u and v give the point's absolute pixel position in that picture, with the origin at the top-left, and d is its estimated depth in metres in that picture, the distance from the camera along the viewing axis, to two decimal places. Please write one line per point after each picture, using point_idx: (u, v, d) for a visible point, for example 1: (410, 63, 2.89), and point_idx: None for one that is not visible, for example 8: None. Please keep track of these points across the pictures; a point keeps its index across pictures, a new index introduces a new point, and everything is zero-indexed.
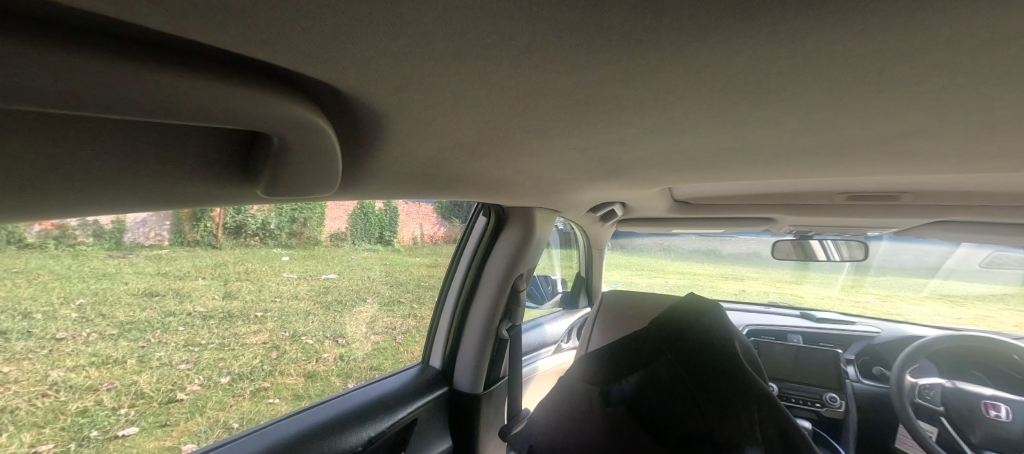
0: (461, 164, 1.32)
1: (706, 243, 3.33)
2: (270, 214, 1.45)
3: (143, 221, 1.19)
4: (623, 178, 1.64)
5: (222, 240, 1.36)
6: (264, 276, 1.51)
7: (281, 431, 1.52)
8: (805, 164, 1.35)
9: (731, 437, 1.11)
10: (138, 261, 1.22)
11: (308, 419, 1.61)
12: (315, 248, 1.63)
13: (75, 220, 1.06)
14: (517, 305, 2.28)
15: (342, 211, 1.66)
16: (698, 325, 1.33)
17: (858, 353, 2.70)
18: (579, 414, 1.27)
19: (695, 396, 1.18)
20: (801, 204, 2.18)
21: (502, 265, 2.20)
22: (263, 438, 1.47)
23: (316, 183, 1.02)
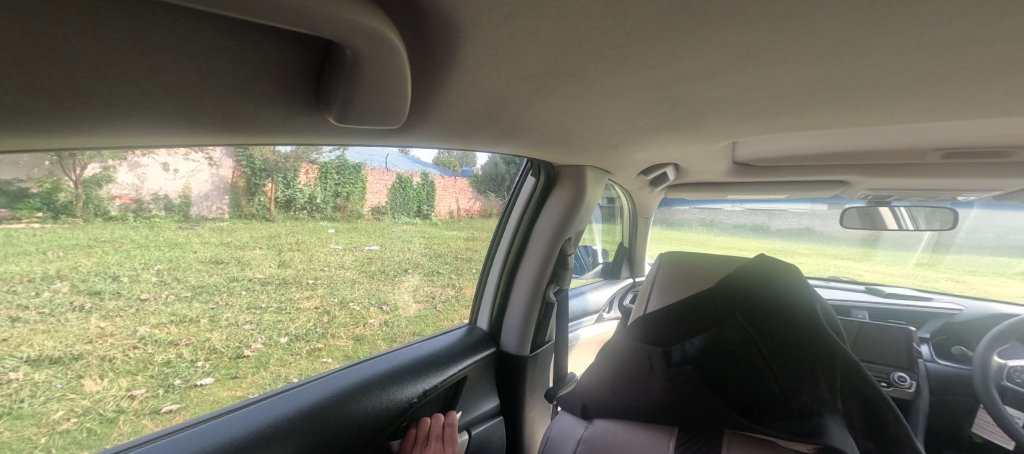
0: (523, 106, 1.30)
1: (752, 217, 3.19)
2: (316, 188, 1.54)
3: (206, 195, 1.31)
4: (676, 128, 1.58)
5: (275, 213, 1.47)
6: (313, 247, 1.59)
7: (325, 382, 1.63)
8: (883, 105, 1.25)
9: (808, 404, 1.11)
10: (204, 232, 1.34)
11: (350, 372, 1.71)
12: (358, 221, 1.71)
13: (149, 192, 1.20)
14: (563, 267, 2.30)
15: (382, 186, 1.76)
16: (764, 291, 1.30)
17: (933, 331, 2.50)
18: (641, 376, 1.33)
19: (770, 360, 1.19)
20: (876, 164, 2.01)
21: (549, 227, 2.22)
22: (311, 387, 1.58)
23: (381, 112, 1.05)
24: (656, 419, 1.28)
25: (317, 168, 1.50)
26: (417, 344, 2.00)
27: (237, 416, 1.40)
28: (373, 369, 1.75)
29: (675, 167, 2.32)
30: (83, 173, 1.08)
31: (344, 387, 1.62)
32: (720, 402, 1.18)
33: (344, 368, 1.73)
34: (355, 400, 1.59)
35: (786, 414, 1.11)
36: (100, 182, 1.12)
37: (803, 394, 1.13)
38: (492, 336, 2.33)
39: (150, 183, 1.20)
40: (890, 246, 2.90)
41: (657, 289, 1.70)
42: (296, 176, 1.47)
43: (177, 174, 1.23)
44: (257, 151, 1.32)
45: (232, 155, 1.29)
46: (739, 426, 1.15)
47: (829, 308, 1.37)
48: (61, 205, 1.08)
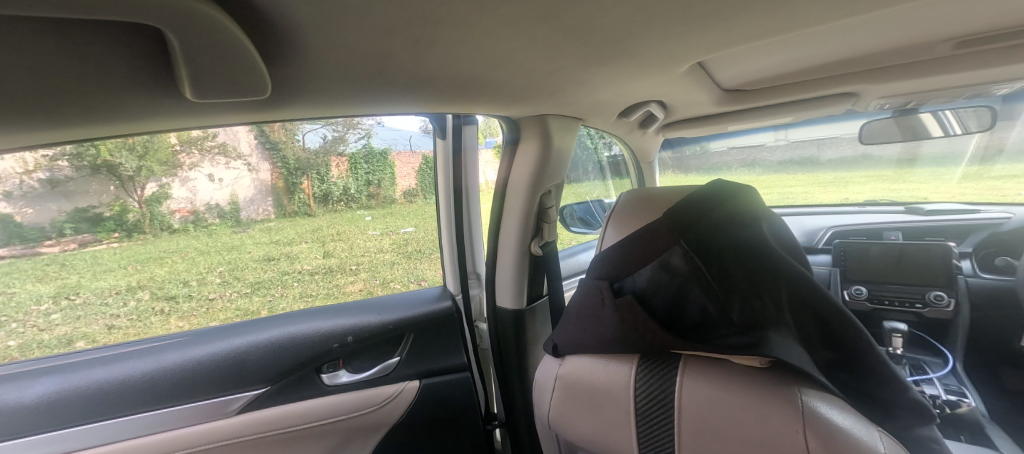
0: (405, 73, 1.02)
1: (798, 149, 2.46)
2: (348, 179, 1.52)
3: (252, 198, 1.40)
4: (613, 58, 1.13)
5: (316, 208, 1.49)
6: (352, 235, 1.58)
7: (259, 331, 1.48)
8: (836, 16, 0.97)
9: (751, 317, 0.86)
10: (255, 234, 1.43)
11: (286, 321, 1.55)
12: (392, 206, 1.62)
13: (200, 202, 1.33)
14: (545, 222, 1.67)
15: (409, 168, 1.62)
16: (712, 209, 1.02)
17: (977, 245, 2.22)
18: (594, 314, 1.09)
19: (718, 276, 0.94)
20: (878, 84, 1.67)
21: (528, 178, 1.60)
22: (230, 335, 1.46)
23: (237, 93, 0.81)
24: (612, 348, 1.02)
25: (347, 160, 1.49)
26: (392, 304, 1.70)
27: (142, 344, 1.39)
28: (322, 324, 1.55)
29: (661, 104, 1.80)
30: (143, 192, 1.24)
31: (266, 344, 1.45)
32: (660, 325, 0.93)
33: (281, 316, 1.59)
34: (263, 356, 1.42)
35: (729, 331, 0.87)
36: (159, 198, 1.27)
37: (751, 305, 0.89)
38: (467, 308, 1.81)
39: (201, 194, 1.33)
40: (929, 163, 2.30)
41: (611, 223, 1.26)
42: (328, 170, 1.49)
43: (222, 183, 1.35)
44: (270, 127, 1.27)
45: (267, 157, 1.37)
46: (683, 350, 0.91)
47: (791, 230, 1.09)
48: (132, 223, 1.25)
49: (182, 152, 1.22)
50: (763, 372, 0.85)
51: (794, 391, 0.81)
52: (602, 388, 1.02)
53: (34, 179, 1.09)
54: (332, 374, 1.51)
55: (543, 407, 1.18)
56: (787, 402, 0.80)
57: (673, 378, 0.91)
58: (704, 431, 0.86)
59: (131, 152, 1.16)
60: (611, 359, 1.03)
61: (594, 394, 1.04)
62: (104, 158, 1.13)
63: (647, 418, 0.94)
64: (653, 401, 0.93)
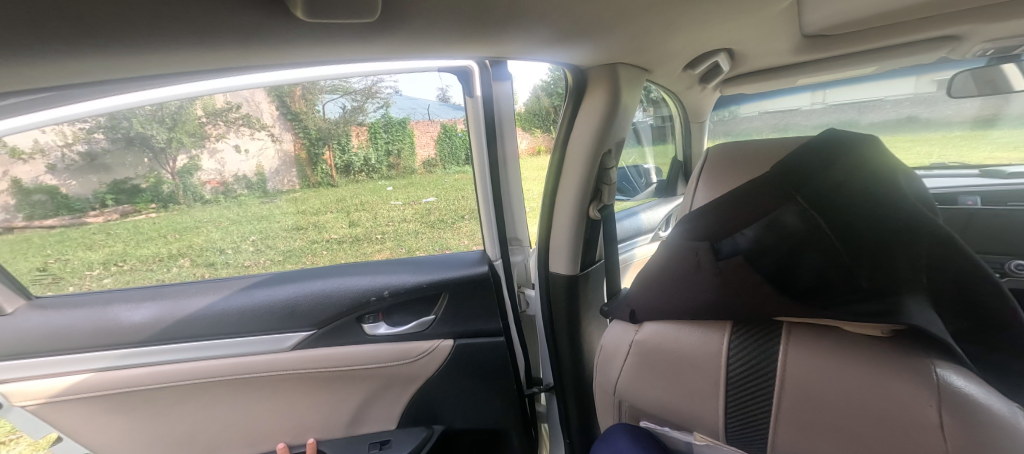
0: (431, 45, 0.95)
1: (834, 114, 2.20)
2: (368, 149, 1.50)
3: (276, 170, 1.45)
4: (656, 21, 1.01)
5: (338, 179, 1.51)
6: (375, 205, 1.60)
7: (299, 282, 1.49)
8: None
9: (885, 284, 0.71)
10: (283, 204, 1.51)
11: (337, 273, 1.55)
12: (412, 176, 1.56)
13: (227, 174, 1.42)
14: (605, 183, 1.34)
15: (428, 137, 1.51)
16: (839, 163, 0.82)
17: None
18: (675, 278, 0.91)
19: (839, 232, 0.77)
20: (982, 24, 1.41)
21: (590, 131, 1.28)
22: (266, 283, 1.48)
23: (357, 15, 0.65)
24: (698, 313, 0.87)
25: (366, 130, 1.47)
26: (433, 267, 1.58)
27: (204, 281, 1.49)
28: (369, 277, 1.52)
29: (729, 54, 1.57)
30: (175, 164, 1.37)
31: (312, 294, 1.45)
32: (775, 288, 0.76)
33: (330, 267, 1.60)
34: (309, 305, 1.44)
35: (854, 295, 0.70)
36: (190, 170, 1.39)
37: (883, 270, 0.73)
38: (508, 275, 1.58)
39: (229, 165, 1.42)
40: (1013, 122, 2.04)
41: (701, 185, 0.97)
42: (348, 140, 1.47)
43: (248, 154, 1.42)
44: (288, 92, 1.26)
45: (289, 128, 1.39)
46: (795, 317, 0.75)
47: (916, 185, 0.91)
48: (167, 194, 1.40)
49: (207, 124, 1.31)
50: (884, 343, 0.68)
51: (925, 364, 0.64)
52: (679, 353, 0.90)
53: (75, 152, 1.24)
54: (373, 324, 1.48)
55: (610, 375, 1.06)
56: (918, 375, 0.64)
57: (776, 347, 0.77)
58: (809, 405, 0.72)
59: (161, 124, 1.26)
60: (688, 323, 0.90)
61: (675, 362, 0.91)
62: (137, 132, 1.26)
63: (740, 389, 0.80)
64: (749, 370, 0.79)
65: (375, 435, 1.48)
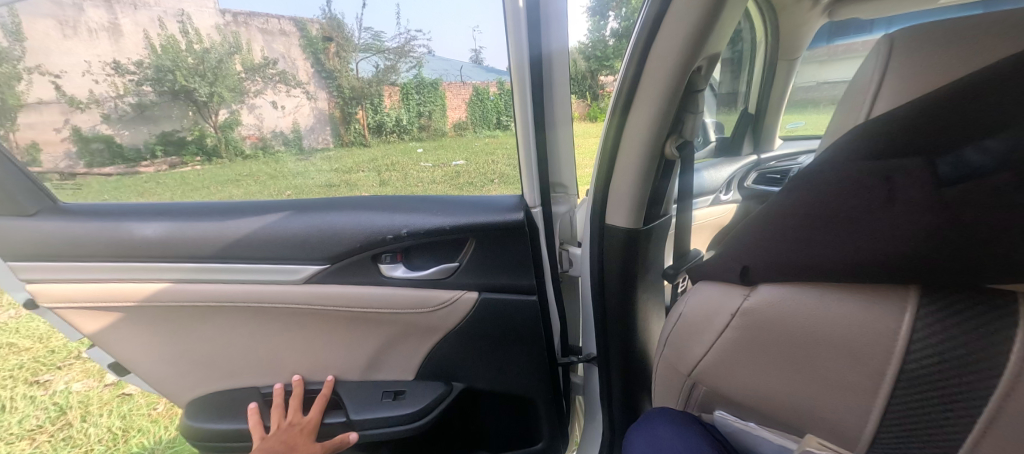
0: None
1: None
2: (400, 109, 1.47)
3: (312, 127, 1.48)
4: None
5: (370, 138, 1.51)
6: (405, 166, 1.60)
7: (327, 212, 1.48)
8: None
9: None
10: (317, 162, 1.55)
11: (359, 208, 1.51)
12: (443, 138, 1.53)
13: (264, 131, 1.48)
14: (690, 112, 1.09)
15: (460, 99, 1.45)
16: None
17: None
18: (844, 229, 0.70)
19: None
20: None
21: (671, 63, 0.97)
22: (294, 210, 1.49)
23: None
24: (861, 275, 0.69)
25: (399, 91, 1.44)
26: (468, 208, 1.49)
27: (237, 203, 1.51)
28: (395, 216, 1.47)
29: None
30: (217, 118, 1.45)
31: (338, 223, 1.44)
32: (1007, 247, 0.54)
33: (349, 200, 1.56)
34: (333, 234, 1.44)
35: None
36: (231, 125, 1.46)
37: None
38: (547, 224, 1.44)
39: (267, 121, 1.47)
40: None
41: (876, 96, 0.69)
42: (381, 99, 1.46)
43: (285, 110, 1.46)
44: (324, 48, 1.36)
45: (324, 86, 1.42)
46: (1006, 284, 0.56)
47: None
48: (210, 148, 1.49)
49: (246, 81, 1.41)
50: None
51: None
52: (820, 337, 0.78)
53: (127, 103, 1.40)
54: (390, 265, 1.47)
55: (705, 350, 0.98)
56: None
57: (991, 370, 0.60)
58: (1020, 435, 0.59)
59: (204, 78, 1.39)
60: (831, 291, 0.75)
61: (801, 344, 0.81)
62: (181, 86, 1.39)
63: (907, 398, 0.70)
64: (936, 364, 0.65)
65: (388, 384, 1.57)
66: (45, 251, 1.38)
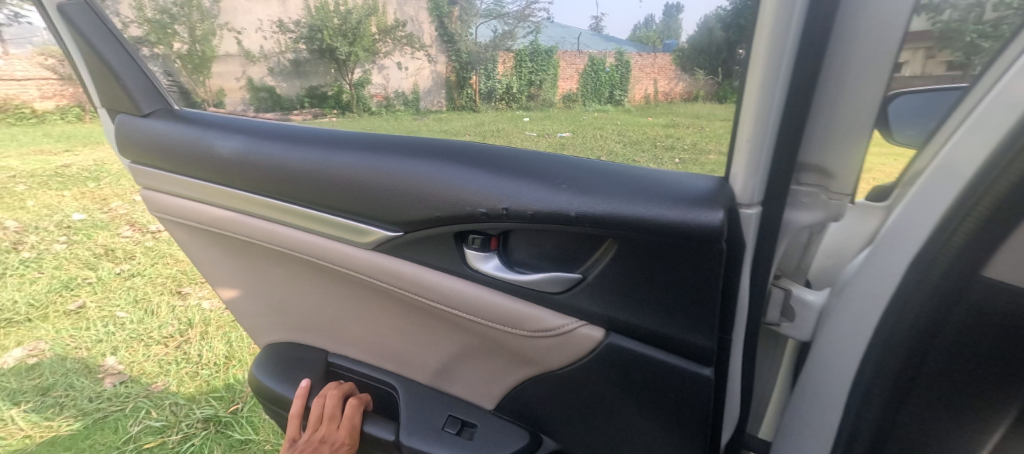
0: None
1: None
2: (512, 77, 1.46)
3: (429, 90, 1.55)
4: None
5: (480, 105, 1.53)
6: (510, 134, 1.54)
7: (443, 166, 1.43)
8: None
9: None
10: (429, 123, 1.61)
11: (500, 171, 1.37)
12: (551, 109, 1.44)
13: (389, 91, 1.58)
14: None
15: (573, 70, 1.36)
16: None
17: None
18: None
19: None
20: None
21: None
22: (409, 158, 1.48)
23: None
24: None
25: (512, 58, 1.42)
26: (631, 184, 1.23)
27: (367, 140, 1.58)
28: (530, 188, 1.29)
29: None
30: (352, 76, 1.59)
31: (440, 181, 1.39)
32: None
33: (496, 159, 1.44)
34: (420, 193, 1.41)
35: None
36: (363, 84, 1.60)
37: None
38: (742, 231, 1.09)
39: (392, 81, 1.57)
40: None
41: None
42: (494, 66, 1.46)
43: (407, 71, 1.54)
44: (448, 12, 1.43)
45: (443, 50, 1.47)
46: None
47: None
48: (345, 102, 1.64)
49: (379, 43, 1.51)
50: None
51: None
52: None
53: (286, 59, 1.61)
54: (481, 254, 1.40)
55: None
56: None
57: None
58: None
59: (345, 38, 1.53)
60: None
61: None
62: (329, 45, 1.54)
63: None
64: None
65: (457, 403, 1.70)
66: (185, 165, 1.77)
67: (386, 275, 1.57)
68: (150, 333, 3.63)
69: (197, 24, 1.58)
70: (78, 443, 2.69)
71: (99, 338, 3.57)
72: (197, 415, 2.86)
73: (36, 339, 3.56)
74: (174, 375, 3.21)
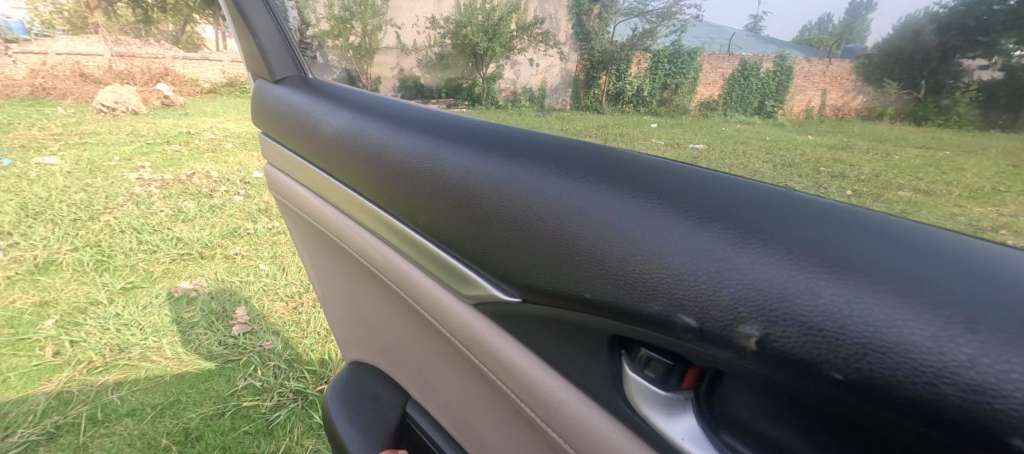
0: None
1: None
2: (645, 79, 1.33)
3: (556, 87, 1.57)
4: None
5: (605, 106, 1.44)
6: (634, 140, 1.38)
7: (598, 209, 1.01)
8: None
9: None
10: (553, 121, 1.52)
11: (636, 197, 0.98)
12: (683, 117, 1.28)
13: (517, 87, 1.65)
14: None
15: (718, 74, 1.19)
16: None
17: None
18: None
19: None
20: None
21: None
22: (553, 192, 1.10)
23: None
24: None
25: (649, 59, 1.30)
26: (847, 245, 0.73)
27: (501, 157, 1.28)
28: (671, 230, 0.89)
29: None
30: (487, 69, 1.68)
31: (586, 234, 0.99)
32: None
33: (639, 175, 1.04)
34: (552, 243, 1.05)
35: None
36: (495, 78, 1.68)
37: None
38: None
39: (521, 78, 1.64)
40: None
41: None
42: (628, 66, 1.34)
43: (537, 68, 1.59)
44: (588, 10, 1.39)
45: (577, 49, 1.45)
46: None
47: None
48: (477, 95, 1.71)
49: (517, 40, 1.58)
50: None
51: None
52: None
53: (432, 53, 1.78)
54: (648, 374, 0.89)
55: None
56: None
57: None
58: None
59: (486, 34, 1.63)
60: None
61: None
62: (470, 41, 1.66)
63: None
64: None
65: None
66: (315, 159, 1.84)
67: (472, 333, 1.26)
68: (278, 289, 4.30)
69: (368, 20, 1.82)
70: (199, 383, 3.19)
71: (242, 288, 4.30)
72: (290, 385, 3.22)
73: (202, 277, 4.40)
74: (283, 337, 3.69)
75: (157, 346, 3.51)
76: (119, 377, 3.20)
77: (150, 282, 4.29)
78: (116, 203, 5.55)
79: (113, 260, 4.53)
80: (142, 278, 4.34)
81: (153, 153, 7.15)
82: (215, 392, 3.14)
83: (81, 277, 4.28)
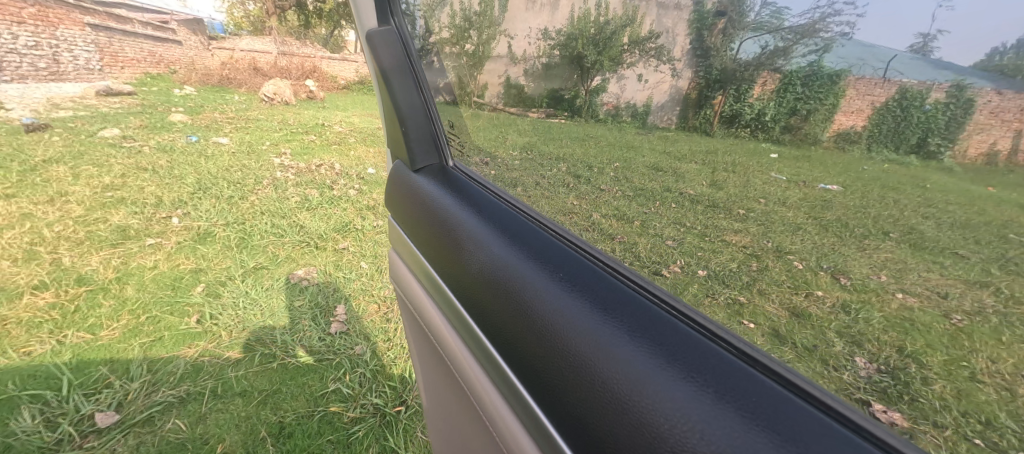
0: None
1: None
2: (771, 101, 0.82)
3: (660, 101, 1.02)
4: None
5: (716, 129, 0.92)
6: (747, 169, 0.90)
7: (572, 307, 1.08)
8: None
9: None
10: (654, 140, 1.05)
11: (667, 352, 0.89)
12: (809, 149, 0.78)
13: (623, 96, 1.11)
14: None
15: (861, 101, 0.71)
16: None
17: None
18: None
19: None
20: None
21: None
22: (540, 280, 1.20)
23: None
24: None
25: (781, 79, 0.79)
26: (835, 448, 0.64)
27: (517, 235, 1.40)
28: (670, 382, 0.84)
29: None
30: (590, 81, 1.17)
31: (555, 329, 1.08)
32: None
33: (666, 320, 0.96)
34: (527, 330, 1.15)
35: None
36: (599, 90, 1.16)
37: None
38: None
39: (628, 91, 1.09)
40: None
41: None
42: (749, 87, 0.84)
43: (648, 82, 1.02)
44: (712, 25, 0.88)
45: (693, 63, 0.93)
46: None
47: None
48: (578, 106, 1.25)
49: (624, 52, 1.05)
50: None
51: None
52: None
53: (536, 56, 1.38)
54: None
55: None
56: None
57: None
58: None
59: (595, 43, 1.14)
60: None
61: None
62: (579, 52, 1.19)
63: None
64: None
65: None
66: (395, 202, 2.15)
67: (484, 408, 1.24)
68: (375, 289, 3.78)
69: (483, 29, 1.65)
70: (299, 376, 2.83)
71: (346, 284, 3.82)
72: (372, 399, 2.72)
73: (314, 266, 4.04)
74: (373, 343, 3.16)
75: (265, 337, 3.11)
76: (237, 354, 2.95)
77: (274, 265, 4.00)
78: (260, 183, 5.60)
79: (249, 239, 4.37)
80: (268, 260, 4.07)
81: (292, 142, 7.26)
82: (309, 388, 2.76)
83: (227, 251, 4.11)
